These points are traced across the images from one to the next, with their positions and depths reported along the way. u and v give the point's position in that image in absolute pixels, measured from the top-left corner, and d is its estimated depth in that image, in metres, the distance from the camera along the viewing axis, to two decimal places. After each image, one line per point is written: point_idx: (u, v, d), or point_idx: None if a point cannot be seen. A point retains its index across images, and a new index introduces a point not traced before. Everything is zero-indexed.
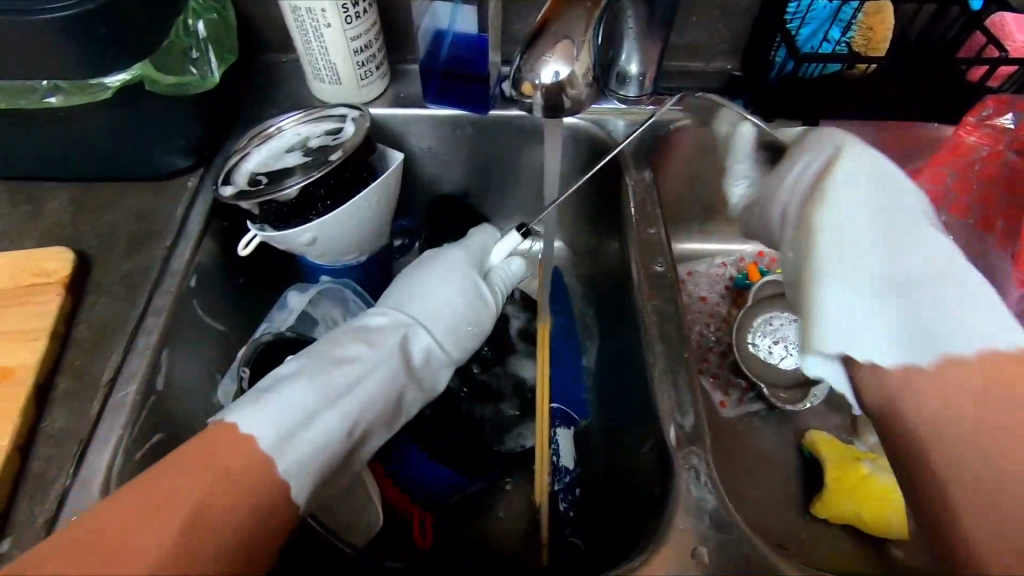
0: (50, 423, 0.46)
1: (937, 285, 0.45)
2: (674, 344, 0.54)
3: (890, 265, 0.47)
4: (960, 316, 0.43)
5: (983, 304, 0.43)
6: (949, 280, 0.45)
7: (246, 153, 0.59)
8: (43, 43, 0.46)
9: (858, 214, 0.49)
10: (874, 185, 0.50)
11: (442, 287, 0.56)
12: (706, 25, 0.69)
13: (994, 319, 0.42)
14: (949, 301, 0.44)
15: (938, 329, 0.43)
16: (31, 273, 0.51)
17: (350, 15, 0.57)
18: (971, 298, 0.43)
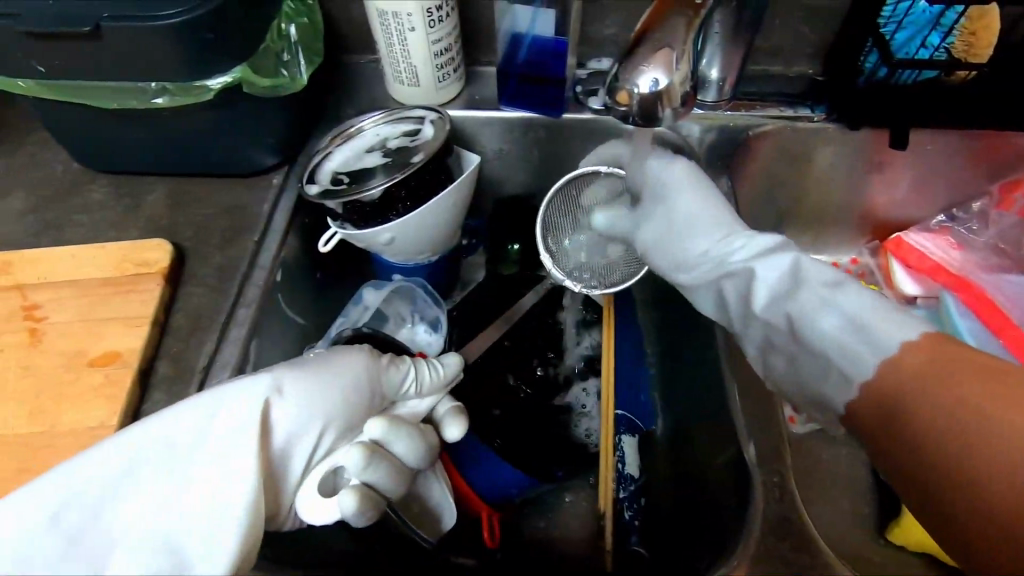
0: (151, 405, 0.49)
1: (816, 307, 0.47)
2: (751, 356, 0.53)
3: (796, 299, 0.48)
4: (856, 330, 0.44)
5: (866, 315, 0.44)
6: (821, 301, 0.47)
7: (329, 153, 0.61)
8: (158, 48, 0.49)
9: (684, 249, 0.54)
10: (700, 216, 0.54)
11: (317, 394, 0.44)
12: (790, 27, 0.66)
13: (863, 324, 0.44)
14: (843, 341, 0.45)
15: (842, 340, 0.45)
16: (133, 262, 0.54)
17: (434, 19, 0.59)
18: (856, 331, 0.44)
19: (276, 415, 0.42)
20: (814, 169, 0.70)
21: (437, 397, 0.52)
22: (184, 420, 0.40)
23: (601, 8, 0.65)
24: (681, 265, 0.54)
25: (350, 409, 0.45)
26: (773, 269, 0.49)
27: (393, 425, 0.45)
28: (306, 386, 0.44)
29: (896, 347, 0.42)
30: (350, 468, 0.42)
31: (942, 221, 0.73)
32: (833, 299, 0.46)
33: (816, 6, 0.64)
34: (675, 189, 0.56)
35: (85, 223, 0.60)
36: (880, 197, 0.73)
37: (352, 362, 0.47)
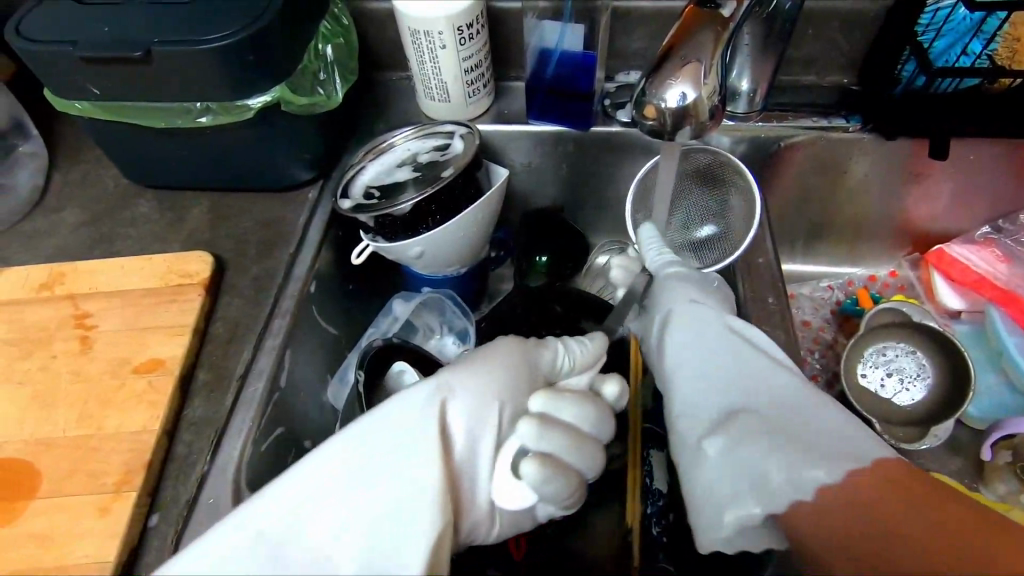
0: (190, 411, 0.51)
1: (799, 412, 0.46)
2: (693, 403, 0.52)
3: (758, 377, 0.49)
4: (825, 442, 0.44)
5: (787, 447, 0.43)
6: (798, 398, 0.47)
7: (362, 168, 0.62)
8: (203, 69, 0.51)
9: (699, 413, 0.49)
10: (719, 336, 0.52)
11: (482, 383, 0.45)
12: (822, 37, 0.65)
13: (783, 462, 0.43)
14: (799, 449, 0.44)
15: (823, 444, 0.43)
16: (177, 274, 0.57)
17: (464, 36, 0.60)
18: (810, 429, 0.44)
19: (450, 408, 0.43)
20: (850, 181, 0.69)
21: (585, 375, 0.53)
22: (358, 438, 0.41)
23: (631, 22, 0.65)
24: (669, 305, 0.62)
25: (513, 391, 0.47)
26: (764, 355, 0.50)
27: (560, 395, 0.47)
28: (468, 377, 0.45)
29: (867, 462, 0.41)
30: (526, 440, 0.44)
31: (987, 233, 0.71)
32: (809, 417, 0.45)
33: (851, 14, 0.63)
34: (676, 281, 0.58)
35: (133, 235, 0.64)
36: (920, 209, 0.71)
37: (502, 349, 0.48)
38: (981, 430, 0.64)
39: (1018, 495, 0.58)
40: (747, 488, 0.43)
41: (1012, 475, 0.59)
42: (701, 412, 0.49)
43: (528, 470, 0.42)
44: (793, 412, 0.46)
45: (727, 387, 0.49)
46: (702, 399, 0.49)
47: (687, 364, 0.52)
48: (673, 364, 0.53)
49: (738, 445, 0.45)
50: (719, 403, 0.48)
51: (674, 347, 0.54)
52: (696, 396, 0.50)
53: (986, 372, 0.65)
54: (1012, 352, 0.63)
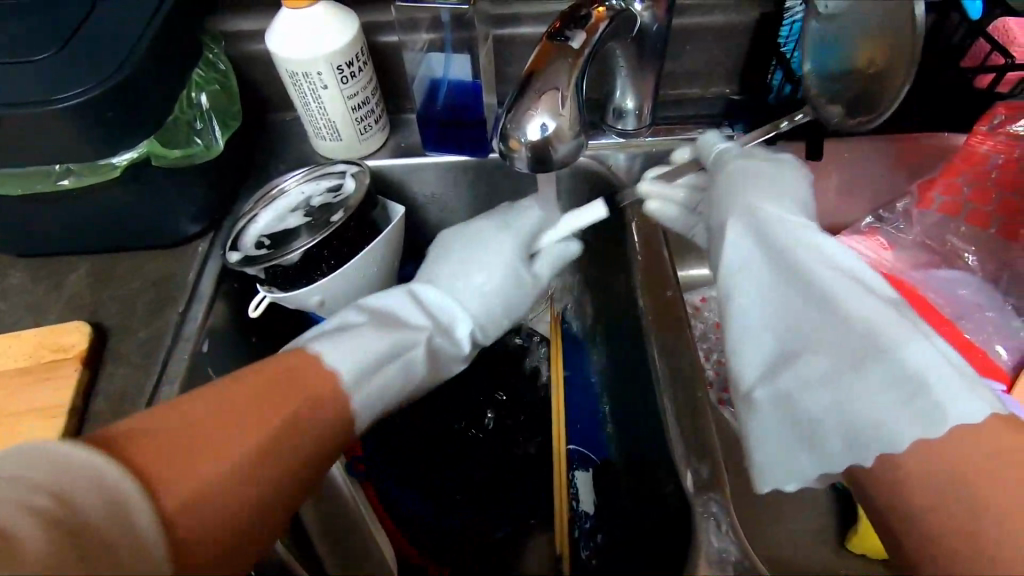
0: None
1: (880, 343, 0.41)
2: (741, 294, 0.50)
3: (832, 315, 0.45)
4: (903, 380, 0.39)
5: (871, 389, 0.41)
6: (893, 337, 0.41)
7: (254, 216, 0.60)
8: (58, 129, 0.48)
9: (761, 354, 0.48)
10: (795, 232, 0.50)
11: (490, 296, 0.58)
12: (700, 51, 0.68)
13: (855, 407, 0.41)
14: (854, 385, 0.42)
15: (925, 377, 0.39)
16: (51, 348, 0.52)
17: (346, 75, 0.59)
18: (895, 366, 0.40)
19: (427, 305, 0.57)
20: None
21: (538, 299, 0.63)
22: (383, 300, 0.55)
23: (517, 47, 0.66)
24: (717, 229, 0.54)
25: (507, 298, 0.58)
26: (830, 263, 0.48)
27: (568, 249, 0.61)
28: (472, 268, 0.58)
29: (960, 422, 0.37)
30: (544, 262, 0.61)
31: (871, 222, 0.73)
32: (893, 351, 0.41)
33: (722, 29, 0.67)
34: (733, 182, 0.55)
35: (5, 310, 0.59)
36: (809, 205, 0.75)
37: (500, 251, 0.58)
38: None
39: None
40: (830, 434, 0.42)
41: None
42: (759, 342, 0.49)
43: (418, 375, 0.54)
44: (870, 352, 0.41)
45: (795, 321, 0.47)
46: (769, 325, 0.49)
47: (748, 310, 0.50)
48: (730, 285, 0.51)
49: (796, 395, 0.45)
50: (781, 344, 0.48)
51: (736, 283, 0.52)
52: (746, 325, 0.49)
53: None
54: None
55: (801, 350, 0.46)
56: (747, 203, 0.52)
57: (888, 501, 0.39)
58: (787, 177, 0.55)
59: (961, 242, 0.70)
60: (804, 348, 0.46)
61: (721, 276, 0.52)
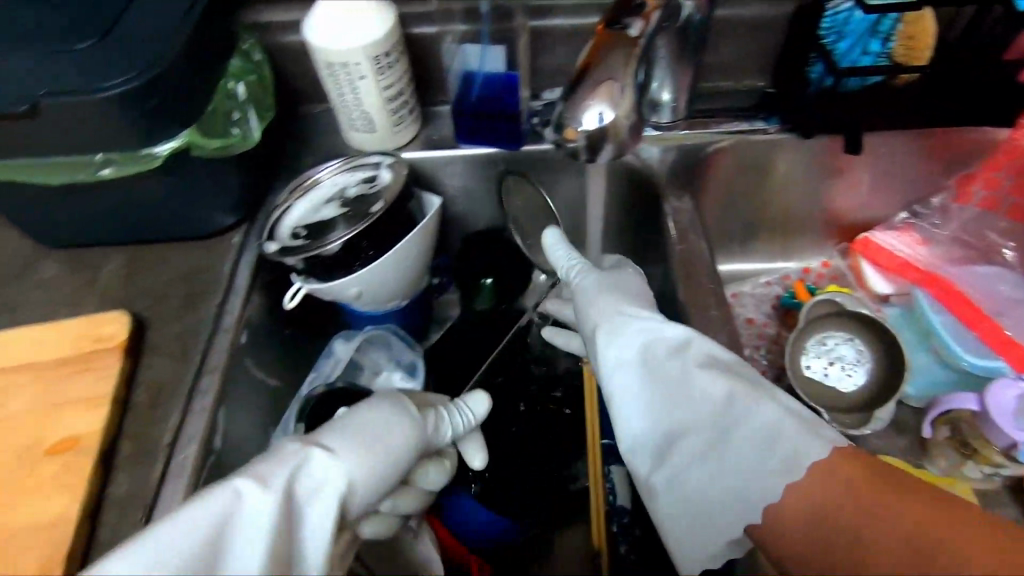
0: (116, 488, 0.47)
1: (736, 407, 0.46)
2: (632, 393, 0.50)
3: (701, 397, 0.47)
4: (769, 443, 0.45)
5: (748, 450, 0.45)
6: (741, 403, 0.46)
7: (288, 207, 0.60)
8: (103, 119, 0.48)
9: (643, 438, 0.49)
10: (630, 335, 0.52)
11: (375, 456, 0.43)
12: (735, 43, 0.68)
13: (747, 474, 0.45)
14: (743, 461, 0.45)
15: (783, 431, 0.45)
16: (90, 339, 0.52)
17: (383, 65, 0.59)
18: (757, 432, 0.45)
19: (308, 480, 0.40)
20: (775, 179, 0.71)
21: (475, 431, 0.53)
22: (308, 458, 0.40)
23: (552, 40, 0.66)
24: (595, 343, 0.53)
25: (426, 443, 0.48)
26: (667, 348, 0.50)
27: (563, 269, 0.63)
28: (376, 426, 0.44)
29: (809, 468, 0.43)
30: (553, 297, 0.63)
31: (906, 218, 0.73)
32: (748, 417, 0.45)
33: (758, 21, 0.66)
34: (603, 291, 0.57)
35: (40, 301, 0.59)
36: (842, 200, 0.74)
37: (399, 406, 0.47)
38: (920, 407, 0.67)
39: (959, 468, 0.61)
40: (721, 501, 0.46)
41: (951, 449, 0.61)
42: (643, 436, 0.49)
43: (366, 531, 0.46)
44: (728, 420, 0.46)
45: (654, 398, 0.49)
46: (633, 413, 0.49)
47: (625, 395, 0.50)
48: (611, 387, 0.51)
49: (695, 469, 0.47)
50: (664, 428, 0.48)
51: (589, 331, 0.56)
52: (627, 427, 0.49)
53: (918, 351, 0.67)
54: (941, 332, 0.65)
55: (675, 439, 0.48)
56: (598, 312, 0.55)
57: (776, 555, 0.44)
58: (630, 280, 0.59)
59: (999, 237, 0.70)
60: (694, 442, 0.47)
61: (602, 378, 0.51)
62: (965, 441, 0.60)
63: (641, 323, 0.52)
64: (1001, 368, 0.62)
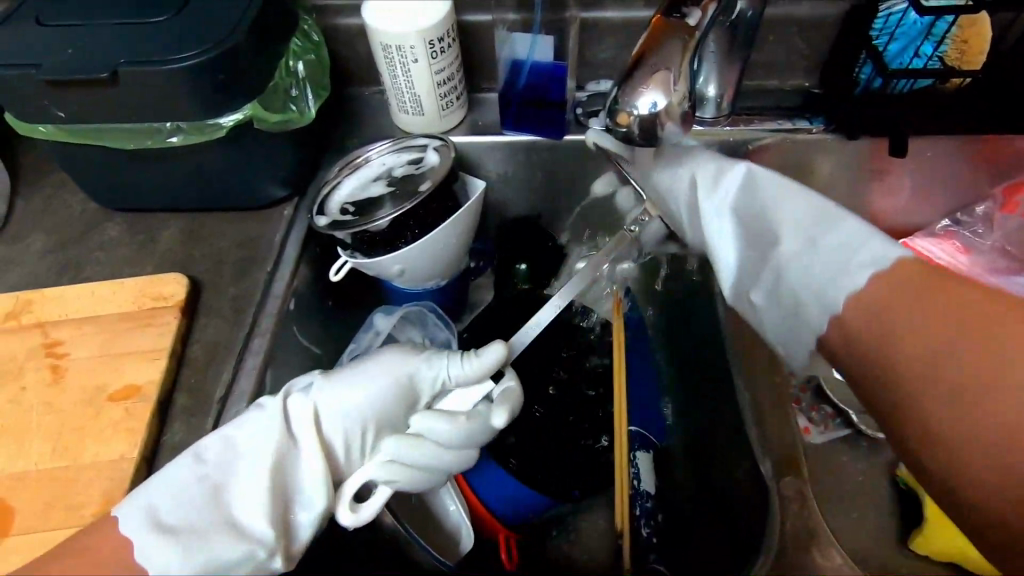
0: (170, 436, 0.49)
1: (820, 216, 0.51)
2: (724, 175, 0.56)
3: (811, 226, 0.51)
4: (847, 250, 0.49)
5: (827, 248, 0.50)
6: (824, 217, 0.51)
7: (338, 183, 0.62)
8: (175, 90, 0.51)
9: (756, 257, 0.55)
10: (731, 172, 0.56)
11: (348, 398, 0.47)
12: (783, 42, 0.68)
13: (826, 267, 0.50)
14: (820, 264, 0.51)
15: (862, 245, 0.48)
16: (151, 297, 0.56)
17: (436, 50, 0.61)
18: (840, 238, 0.50)
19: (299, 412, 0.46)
20: (816, 179, 0.71)
21: (485, 381, 0.51)
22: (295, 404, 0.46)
23: (600, 32, 0.67)
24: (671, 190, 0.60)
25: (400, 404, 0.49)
26: (762, 182, 0.55)
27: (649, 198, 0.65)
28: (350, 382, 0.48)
29: (889, 261, 0.46)
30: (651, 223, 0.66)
31: (947, 225, 0.73)
32: (836, 225, 0.50)
33: (808, 21, 0.66)
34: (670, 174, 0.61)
35: (103, 261, 0.62)
36: (883, 205, 0.73)
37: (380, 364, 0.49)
38: None
39: None
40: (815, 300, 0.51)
41: None
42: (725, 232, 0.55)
43: (372, 474, 0.45)
44: (814, 229, 0.51)
45: (748, 234, 0.55)
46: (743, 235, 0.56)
47: (719, 226, 0.55)
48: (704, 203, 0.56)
49: (780, 284, 0.54)
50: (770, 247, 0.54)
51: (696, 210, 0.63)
52: (712, 219, 0.56)
53: None
54: None
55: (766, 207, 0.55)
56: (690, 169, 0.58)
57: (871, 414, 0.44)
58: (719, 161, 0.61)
59: None
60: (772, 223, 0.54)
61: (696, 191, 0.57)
62: None
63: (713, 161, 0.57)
64: None
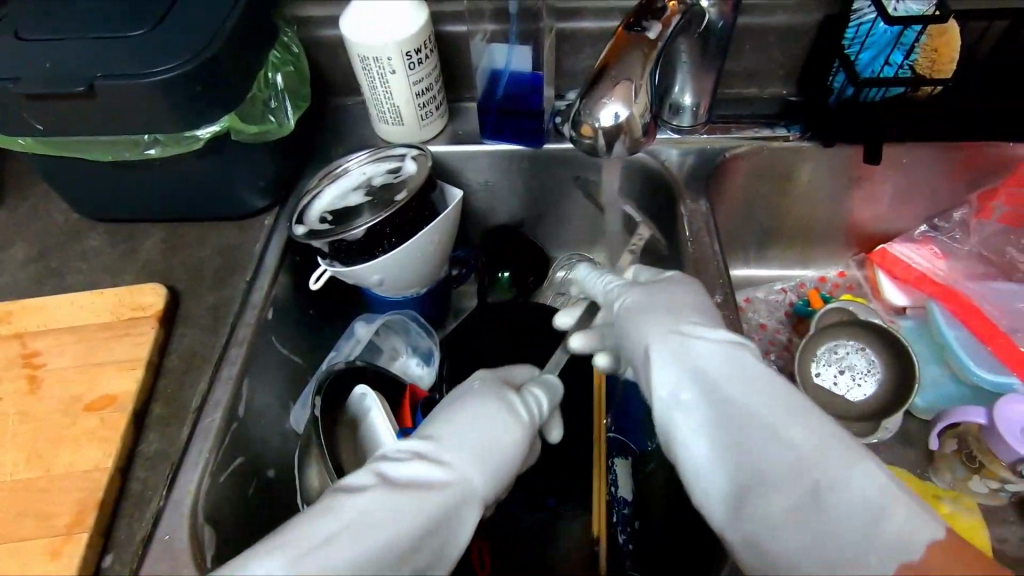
0: (146, 446, 0.50)
1: (778, 421, 0.42)
2: (671, 350, 0.47)
3: (771, 441, 0.41)
4: (856, 518, 0.37)
5: (843, 513, 0.38)
6: (774, 418, 0.42)
7: (318, 193, 0.63)
8: (153, 102, 0.51)
9: (716, 493, 0.43)
10: (669, 324, 0.50)
11: (487, 465, 0.45)
12: (760, 51, 0.69)
13: (848, 533, 0.37)
14: (843, 539, 0.37)
15: (861, 512, 0.37)
16: (130, 307, 0.56)
17: (413, 61, 0.61)
18: (847, 493, 0.38)
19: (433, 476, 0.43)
20: (795, 186, 0.71)
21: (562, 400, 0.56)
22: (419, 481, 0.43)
23: (577, 42, 0.68)
24: (640, 334, 0.50)
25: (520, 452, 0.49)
26: (692, 346, 0.47)
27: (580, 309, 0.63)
28: (468, 439, 0.46)
29: (922, 550, 0.35)
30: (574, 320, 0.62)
31: (925, 231, 0.73)
32: (799, 421, 0.42)
33: (785, 30, 0.67)
34: (638, 307, 0.53)
35: (84, 271, 0.63)
36: (862, 211, 0.74)
37: (491, 416, 0.48)
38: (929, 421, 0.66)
39: (966, 481, 0.60)
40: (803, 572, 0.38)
41: (959, 463, 0.61)
42: (698, 443, 0.44)
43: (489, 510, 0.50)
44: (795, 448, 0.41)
45: (718, 428, 0.44)
46: (708, 476, 0.43)
47: (686, 419, 0.45)
48: (669, 422, 0.45)
49: (804, 529, 0.39)
50: (733, 478, 0.42)
51: (666, 411, 0.46)
52: (672, 410, 0.46)
53: (931, 366, 0.67)
54: (956, 348, 0.64)
55: (716, 424, 0.44)
56: (650, 327, 0.50)
57: None
58: (684, 287, 0.53)
59: (1018, 254, 0.70)
60: (742, 436, 0.42)
61: (640, 364, 0.50)
62: (973, 455, 0.60)
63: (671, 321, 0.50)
64: (1013, 386, 0.62)
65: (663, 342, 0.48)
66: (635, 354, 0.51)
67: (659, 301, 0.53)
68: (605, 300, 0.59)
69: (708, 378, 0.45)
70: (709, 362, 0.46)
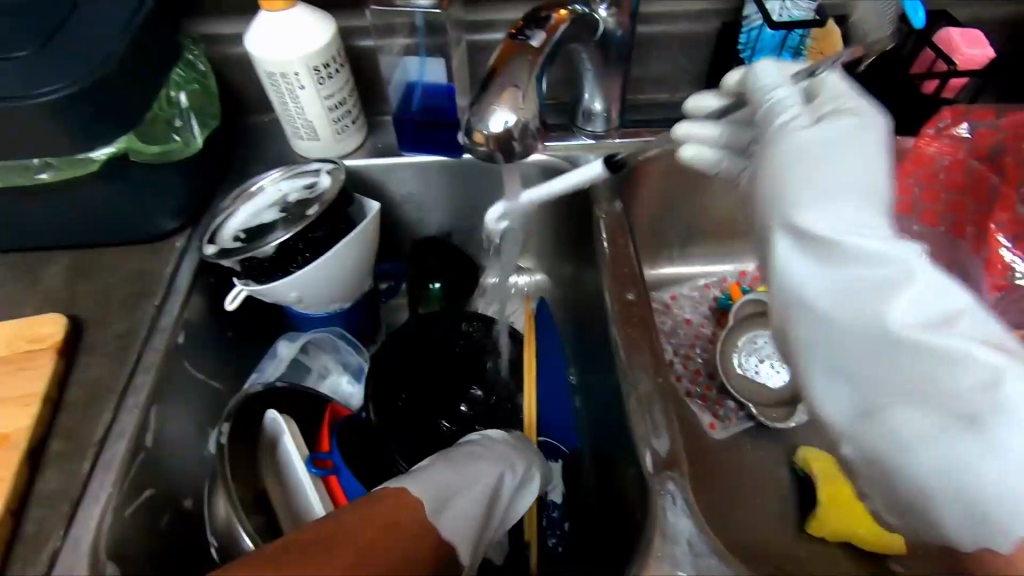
0: (43, 484, 0.47)
1: (950, 348, 0.34)
2: (813, 262, 0.39)
3: (958, 368, 0.34)
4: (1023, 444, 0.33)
5: (1009, 449, 0.34)
6: (954, 344, 0.34)
7: (232, 212, 0.61)
8: (39, 126, 0.49)
9: (843, 401, 0.40)
10: (819, 198, 0.39)
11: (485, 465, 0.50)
12: (667, 57, 0.71)
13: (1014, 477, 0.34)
14: (1011, 476, 0.34)
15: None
16: (26, 338, 0.53)
17: (323, 76, 0.61)
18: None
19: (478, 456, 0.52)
20: (711, 185, 0.73)
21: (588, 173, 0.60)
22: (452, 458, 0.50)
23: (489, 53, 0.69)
24: (788, 207, 0.40)
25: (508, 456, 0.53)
26: (850, 236, 0.37)
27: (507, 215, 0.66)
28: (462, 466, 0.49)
29: None
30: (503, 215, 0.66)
31: None
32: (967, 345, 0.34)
33: (687, 37, 0.70)
34: (791, 145, 0.41)
35: None
36: None
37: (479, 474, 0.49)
38: None
39: None
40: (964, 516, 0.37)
41: None
42: (835, 383, 0.40)
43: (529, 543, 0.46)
44: (940, 376, 0.35)
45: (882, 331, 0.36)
46: (833, 400, 0.40)
47: (813, 331, 0.39)
48: (801, 334, 0.40)
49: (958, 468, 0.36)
50: (853, 394, 0.39)
51: (806, 309, 0.39)
52: (823, 324, 0.39)
53: None
54: None
55: (859, 336, 0.37)
56: (800, 198, 0.39)
57: None
58: (874, 143, 0.39)
59: None
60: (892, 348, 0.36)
61: (774, 244, 0.40)
62: None
63: (857, 197, 0.38)
64: None
65: (818, 225, 0.38)
66: (768, 205, 0.41)
67: (830, 146, 0.40)
68: (764, 114, 0.45)
69: (884, 270, 0.36)
70: (875, 271, 0.36)
